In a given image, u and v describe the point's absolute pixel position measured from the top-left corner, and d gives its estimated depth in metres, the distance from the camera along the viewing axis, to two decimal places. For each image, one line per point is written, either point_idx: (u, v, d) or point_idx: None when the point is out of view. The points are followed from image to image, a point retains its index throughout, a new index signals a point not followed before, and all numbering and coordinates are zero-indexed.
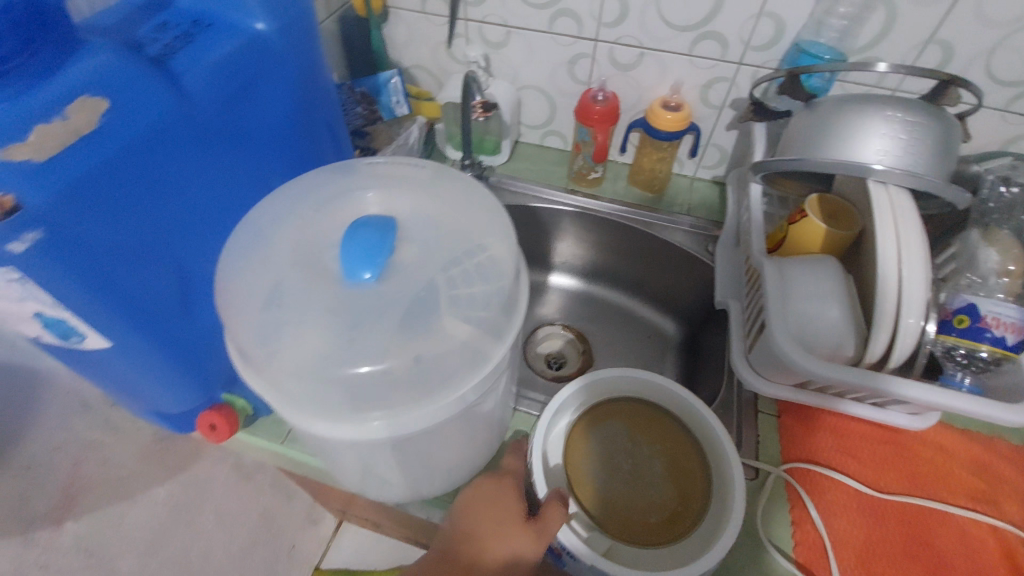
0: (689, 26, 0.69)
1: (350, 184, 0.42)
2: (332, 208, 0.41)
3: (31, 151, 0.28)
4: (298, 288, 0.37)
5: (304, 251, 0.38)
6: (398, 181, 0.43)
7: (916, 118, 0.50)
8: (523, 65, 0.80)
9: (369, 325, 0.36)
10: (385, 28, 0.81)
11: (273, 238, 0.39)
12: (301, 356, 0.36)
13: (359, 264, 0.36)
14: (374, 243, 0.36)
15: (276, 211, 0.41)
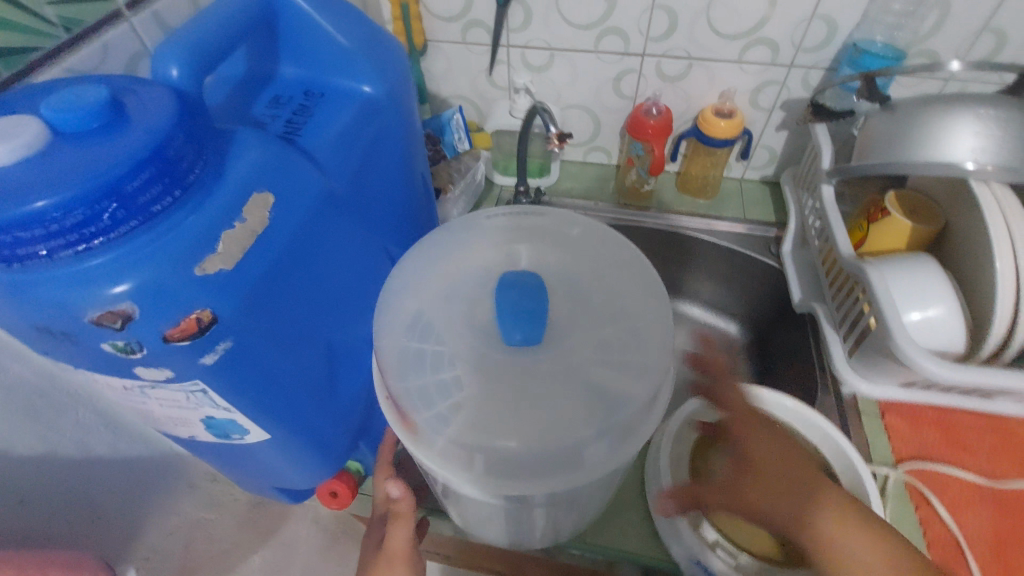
0: (739, 33, 0.69)
1: (471, 247, 0.43)
2: (457, 270, 0.42)
3: (221, 262, 0.28)
4: (459, 350, 0.38)
5: (451, 314, 0.39)
6: (521, 242, 0.44)
7: (1005, 111, 0.50)
8: (566, 86, 0.79)
9: (530, 381, 0.37)
10: (424, 61, 0.80)
11: (415, 306, 0.40)
12: (461, 417, 0.35)
13: (513, 325, 0.37)
14: (526, 303, 0.37)
15: (416, 281, 0.41)
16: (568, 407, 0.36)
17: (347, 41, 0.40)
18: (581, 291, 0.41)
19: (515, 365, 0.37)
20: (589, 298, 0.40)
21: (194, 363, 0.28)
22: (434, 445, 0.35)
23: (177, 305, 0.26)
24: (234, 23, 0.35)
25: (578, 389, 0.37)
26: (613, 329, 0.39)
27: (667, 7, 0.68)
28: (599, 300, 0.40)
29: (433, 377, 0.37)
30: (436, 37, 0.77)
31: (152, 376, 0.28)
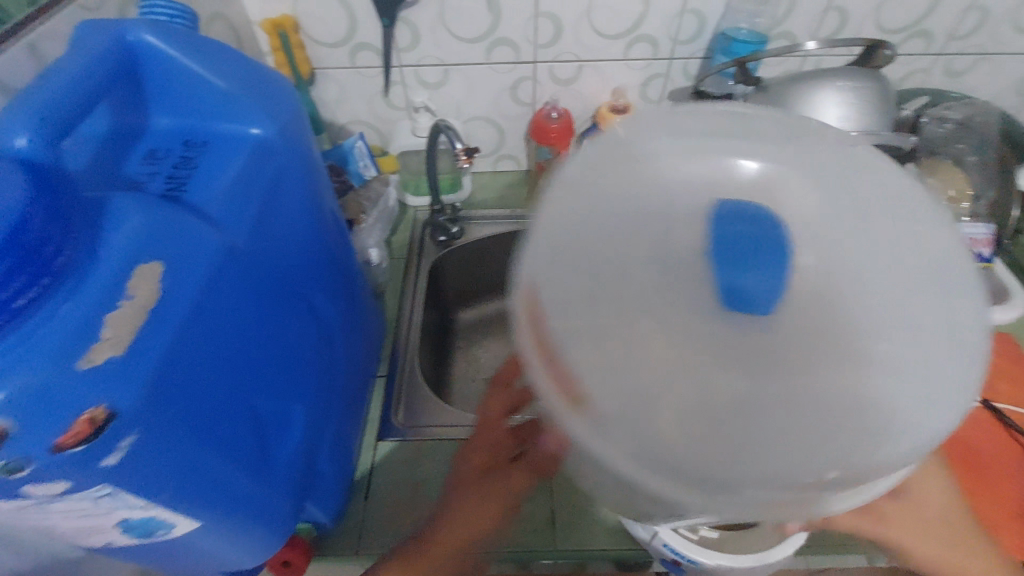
0: (621, 33, 0.72)
1: (659, 155, 0.26)
2: (624, 194, 0.26)
3: (109, 347, 0.25)
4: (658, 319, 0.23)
5: (628, 256, 0.24)
6: (761, 137, 0.27)
7: (857, 83, 0.56)
8: (465, 99, 0.80)
9: (797, 364, 0.22)
10: (315, 90, 0.77)
11: (586, 241, 0.25)
12: (627, 414, 0.22)
13: (750, 271, 0.23)
14: (764, 244, 0.23)
15: (575, 206, 0.26)
16: (850, 428, 0.22)
17: (226, 83, 0.37)
18: (863, 237, 0.24)
19: (736, 349, 0.22)
20: (878, 245, 0.23)
21: (93, 468, 0.25)
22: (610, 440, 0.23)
23: (67, 404, 0.23)
24: (89, 79, 0.31)
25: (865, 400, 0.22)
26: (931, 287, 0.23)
27: (550, 14, 0.70)
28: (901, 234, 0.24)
29: (609, 356, 0.22)
30: (323, 64, 0.74)
31: (43, 493, 0.25)
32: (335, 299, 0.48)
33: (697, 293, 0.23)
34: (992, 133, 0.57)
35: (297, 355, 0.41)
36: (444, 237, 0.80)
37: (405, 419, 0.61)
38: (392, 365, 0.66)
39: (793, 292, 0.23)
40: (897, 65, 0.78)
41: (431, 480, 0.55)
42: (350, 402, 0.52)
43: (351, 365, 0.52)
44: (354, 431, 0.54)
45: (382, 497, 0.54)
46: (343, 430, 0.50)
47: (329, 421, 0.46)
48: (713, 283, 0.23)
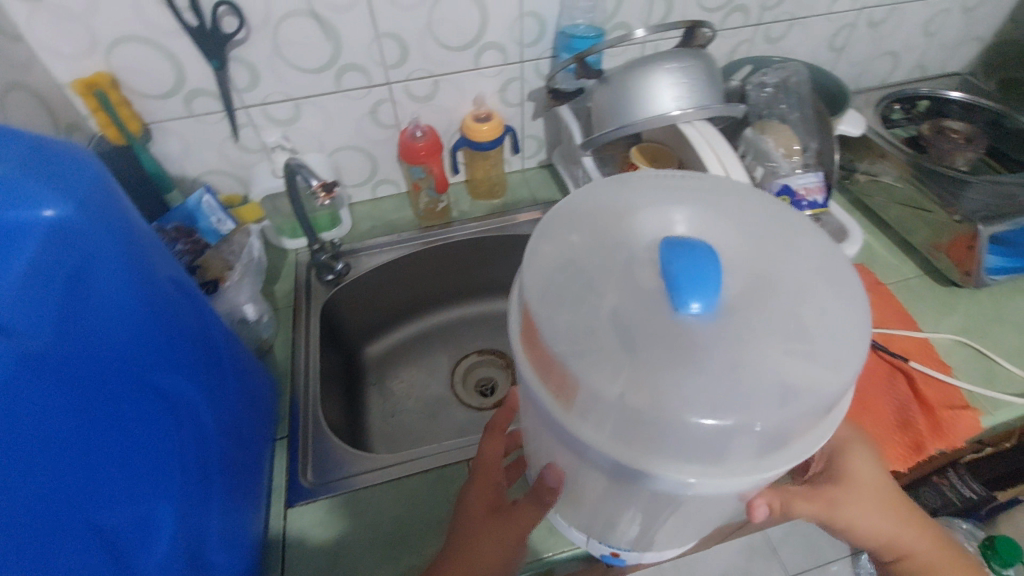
0: (467, 44, 0.73)
1: (616, 211, 0.36)
2: (585, 251, 0.34)
3: None
4: (612, 336, 0.31)
5: (592, 293, 0.33)
6: (681, 200, 0.36)
7: (685, 62, 0.60)
8: (324, 131, 0.77)
9: (717, 356, 0.30)
10: (154, 146, 0.71)
11: (559, 288, 0.33)
12: (604, 391, 0.31)
13: (691, 293, 0.31)
14: (700, 267, 0.31)
15: (557, 251, 0.35)
16: (762, 375, 0.30)
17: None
18: (751, 252, 0.34)
19: (668, 347, 0.31)
20: (760, 258, 0.34)
21: None
22: (591, 413, 0.32)
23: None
24: None
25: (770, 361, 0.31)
26: (808, 293, 0.33)
27: (392, 34, 0.69)
28: (771, 258, 0.34)
29: (584, 360, 0.31)
30: (156, 117, 0.68)
31: None
32: (190, 370, 0.45)
33: (645, 312, 0.32)
34: (807, 91, 0.62)
35: (144, 446, 0.37)
36: (330, 276, 0.76)
37: (314, 478, 0.58)
38: (292, 425, 0.62)
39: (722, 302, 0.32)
40: (726, 39, 0.85)
41: (373, 531, 0.53)
42: (233, 474, 0.48)
43: (227, 433, 0.49)
44: (248, 501, 0.50)
45: (299, 566, 0.51)
46: (230, 506, 0.47)
47: (206, 504, 0.43)
48: (668, 303, 0.31)
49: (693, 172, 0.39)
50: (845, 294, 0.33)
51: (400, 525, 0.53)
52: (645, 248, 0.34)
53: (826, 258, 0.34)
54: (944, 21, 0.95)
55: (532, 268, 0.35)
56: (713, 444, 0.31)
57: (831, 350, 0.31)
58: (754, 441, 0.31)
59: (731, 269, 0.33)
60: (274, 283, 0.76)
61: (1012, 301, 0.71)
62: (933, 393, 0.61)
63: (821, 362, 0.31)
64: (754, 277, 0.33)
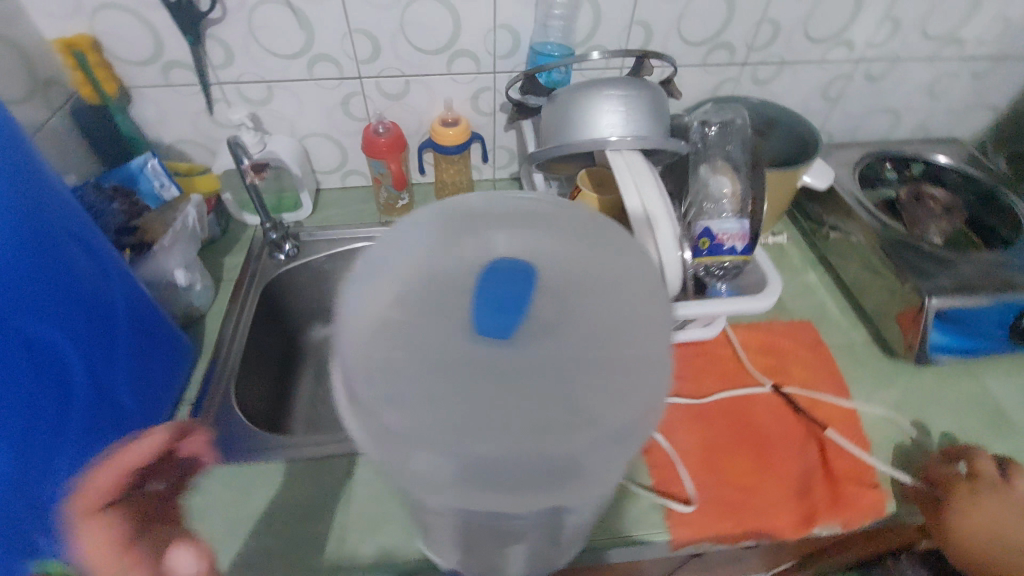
0: (440, 48, 0.74)
1: (453, 233, 0.38)
2: (416, 269, 0.36)
3: None
4: (423, 354, 0.33)
5: (413, 309, 0.35)
6: (517, 224, 0.38)
7: (629, 92, 0.59)
8: (296, 116, 0.79)
9: (516, 383, 0.32)
10: (132, 109, 0.75)
11: (380, 309, 0.35)
12: (417, 415, 0.32)
13: (494, 317, 0.33)
14: (503, 293, 0.33)
15: (391, 271, 0.37)
16: (552, 405, 0.32)
17: None
18: (567, 283, 0.36)
19: (469, 366, 0.33)
20: (575, 292, 0.35)
21: None
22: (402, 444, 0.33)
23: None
24: None
25: (564, 394, 0.32)
26: (608, 324, 0.35)
27: (364, 31, 0.71)
28: (590, 292, 0.36)
29: (395, 379, 0.33)
30: (134, 82, 0.72)
31: None
32: (75, 328, 0.46)
33: (453, 330, 0.34)
34: (750, 135, 0.61)
35: None
36: (280, 256, 0.79)
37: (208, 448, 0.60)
38: (202, 392, 0.64)
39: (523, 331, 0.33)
40: (710, 74, 0.83)
41: (245, 507, 0.55)
42: (110, 435, 0.50)
43: (110, 396, 0.50)
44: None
45: None
46: (97, 455, 0.48)
47: (59, 446, 0.44)
48: (473, 324, 0.33)
49: (535, 193, 0.42)
50: (652, 324, 0.35)
51: (269, 508, 0.55)
52: (470, 269, 0.36)
53: (648, 292, 0.36)
54: (950, 84, 0.91)
55: (356, 306, 0.36)
56: (524, 468, 0.32)
57: (632, 382, 0.33)
58: (551, 469, 0.33)
59: (545, 299, 0.35)
60: (226, 255, 0.79)
61: (954, 383, 0.69)
62: (841, 469, 0.59)
63: (615, 392, 0.33)
64: (572, 319, 0.34)
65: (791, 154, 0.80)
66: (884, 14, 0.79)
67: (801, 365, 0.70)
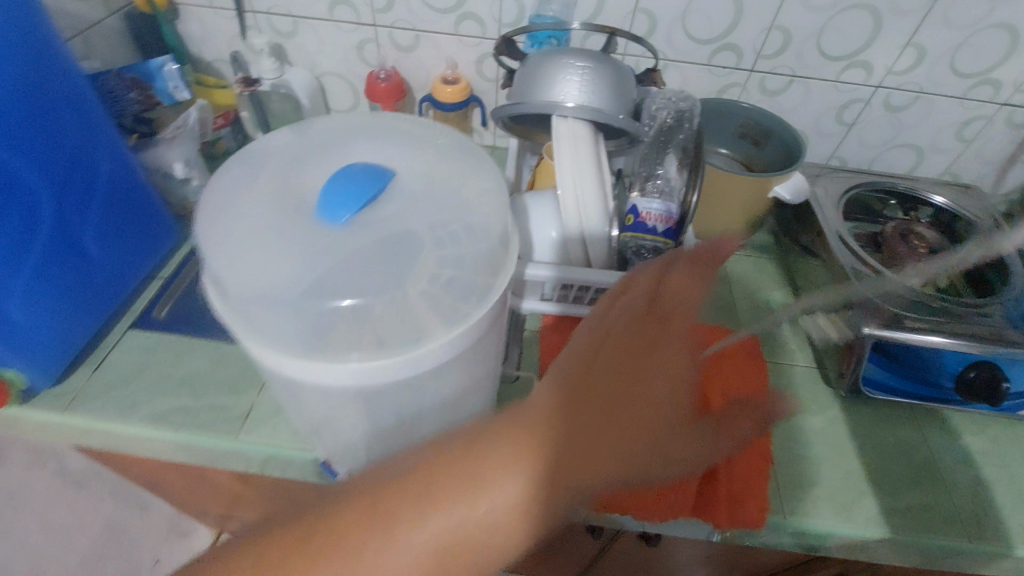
0: (449, 8, 0.79)
1: (342, 140, 0.43)
2: (299, 161, 0.41)
3: None
4: (280, 227, 0.37)
5: (283, 190, 0.39)
6: (397, 140, 0.43)
7: (592, 63, 0.62)
8: (317, 53, 0.87)
9: (351, 263, 0.36)
10: (178, 23, 0.84)
11: (256, 185, 0.39)
12: (270, 280, 0.36)
13: (340, 203, 0.37)
14: (356, 186, 0.37)
15: (277, 160, 0.41)
16: (379, 290, 0.36)
17: None
18: (421, 195, 0.40)
19: (316, 240, 0.37)
20: (427, 203, 0.39)
21: None
22: (246, 302, 0.37)
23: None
24: None
25: (390, 284, 0.37)
26: (448, 234, 0.39)
27: None
28: (440, 205, 0.40)
29: (251, 242, 0.37)
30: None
31: None
32: (54, 178, 0.53)
33: (308, 212, 0.38)
34: (699, 127, 0.62)
35: None
36: None
37: (166, 316, 0.67)
38: (174, 273, 0.72)
39: (368, 222, 0.37)
40: (715, 75, 0.83)
41: (175, 371, 0.62)
42: (74, 279, 0.58)
43: (78, 247, 0.57)
44: (85, 311, 0.60)
45: (110, 371, 0.61)
46: (59, 292, 0.56)
47: (20, 269, 0.51)
48: (320, 211, 0.37)
49: (429, 121, 0.46)
50: (487, 245, 0.40)
51: (194, 375, 0.61)
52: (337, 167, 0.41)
53: (497, 216, 0.41)
54: (982, 129, 0.86)
55: (225, 199, 0.39)
56: (360, 337, 0.37)
57: (460, 278, 0.38)
58: (370, 347, 0.37)
59: (397, 201, 0.39)
60: None
61: (889, 424, 0.66)
62: (730, 474, 0.58)
63: (439, 291, 0.38)
64: (413, 223, 0.38)
65: (779, 165, 0.79)
66: (907, 40, 0.76)
67: (734, 372, 0.67)
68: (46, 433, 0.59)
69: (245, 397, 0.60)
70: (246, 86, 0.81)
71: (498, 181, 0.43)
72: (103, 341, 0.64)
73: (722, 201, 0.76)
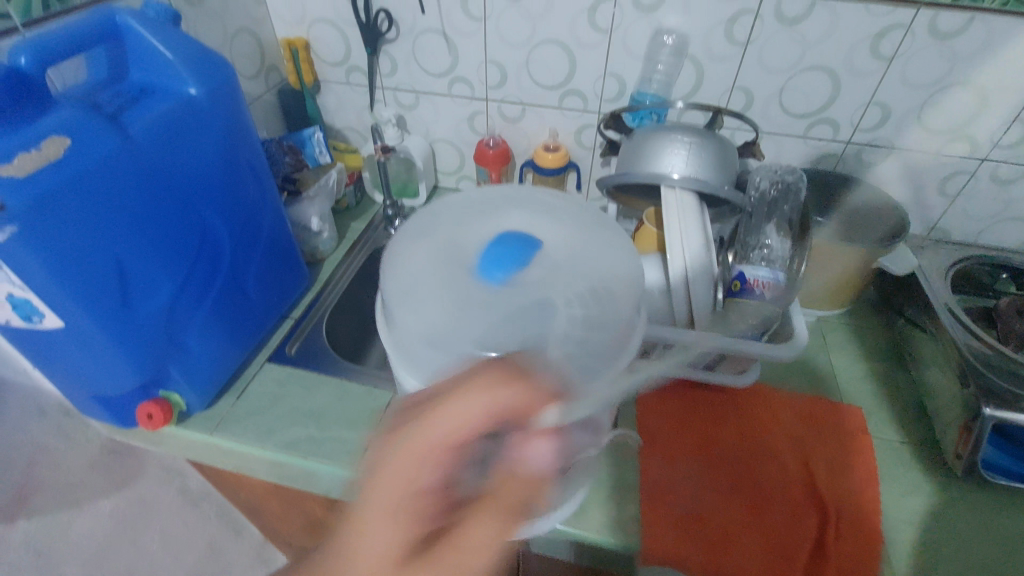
0: (556, 85, 0.87)
1: (489, 208, 0.49)
2: (451, 226, 0.47)
3: (15, 170, 0.42)
4: (437, 282, 0.43)
5: (440, 251, 0.45)
6: (537, 210, 0.49)
7: (697, 140, 0.66)
8: (432, 123, 0.97)
9: (499, 320, 0.41)
10: (319, 97, 0.98)
11: (417, 245, 0.46)
12: (426, 324, 0.42)
13: (494, 268, 0.42)
14: (510, 253, 0.43)
15: (433, 224, 0.48)
16: (524, 347, 0.41)
17: (174, 56, 0.55)
18: (558, 262, 0.44)
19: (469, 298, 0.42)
20: (564, 271, 0.44)
21: None
22: (405, 341, 0.43)
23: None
24: (81, 36, 0.51)
25: (529, 340, 0.41)
26: (584, 298, 0.43)
27: (497, 62, 0.87)
28: (575, 275, 0.44)
29: (413, 292, 0.43)
30: (326, 77, 0.95)
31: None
32: (235, 230, 0.63)
33: (461, 271, 0.44)
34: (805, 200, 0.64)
35: (168, 249, 0.54)
36: (392, 229, 0.96)
37: (295, 352, 0.75)
38: (304, 313, 0.80)
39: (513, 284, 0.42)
40: (811, 147, 0.85)
41: (303, 402, 0.68)
42: (236, 316, 0.66)
43: (242, 288, 0.66)
44: (239, 344, 0.68)
45: (251, 399, 0.68)
46: (224, 326, 0.65)
47: (201, 307, 0.60)
48: (477, 275, 0.43)
49: (565, 193, 0.51)
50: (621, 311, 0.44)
51: (319, 408, 0.68)
52: (486, 232, 0.47)
53: (627, 283, 0.45)
54: None
55: (394, 253, 0.46)
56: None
57: (595, 343, 0.42)
58: None
59: (539, 266, 0.44)
60: (353, 219, 0.97)
61: (1012, 515, 0.61)
62: (839, 552, 0.56)
63: (573, 349, 0.41)
64: (553, 292, 0.43)
65: (881, 235, 0.78)
66: (1015, 115, 0.76)
67: (838, 451, 0.65)
68: (192, 449, 0.67)
69: (364, 432, 0.65)
70: (384, 152, 0.90)
71: (628, 249, 0.47)
72: (245, 371, 0.72)
73: (820, 269, 0.77)
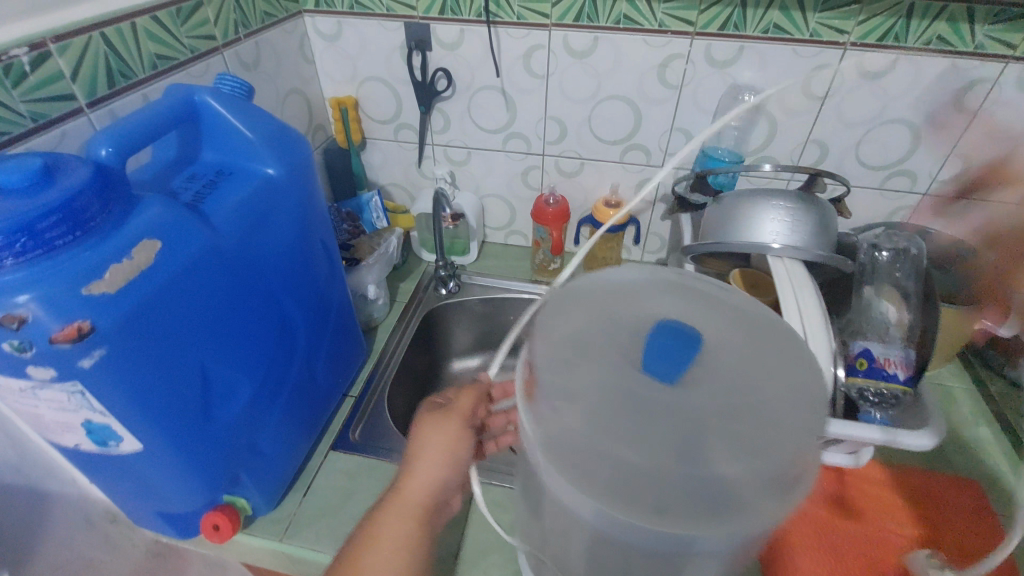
0: (618, 140, 0.84)
1: (629, 297, 0.45)
2: (591, 316, 0.44)
3: (105, 286, 0.36)
4: (587, 377, 0.40)
5: (586, 340, 0.42)
6: (683, 298, 0.45)
7: (798, 204, 0.62)
8: (484, 178, 0.93)
9: (663, 427, 0.37)
10: (364, 155, 0.94)
11: (559, 334, 0.42)
12: (573, 425, 0.38)
13: (661, 366, 0.38)
14: (676, 350, 0.38)
15: (572, 314, 0.44)
16: (694, 456, 0.36)
17: (254, 135, 0.51)
18: (721, 361, 0.40)
19: (625, 402, 0.38)
20: (731, 369, 0.39)
21: (74, 364, 0.35)
22: (551, 437, 0.39)
23: (13, 299, 0.33)
24: (161, 118, 0.46)
25: (701, 448, 0.36)
26: (756, 402, 0.38)
27: (557, 118, 0.83)
28: (743, 374, 0.39)
29: (561, 383, 0.40)
30: (373, 135, 0.91)
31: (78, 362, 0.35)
32: (307, 312, 0.58)
33: (611, 366, 0.40)
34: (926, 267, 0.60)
35: (246, 344, 0.49)
36: (443, 290, 0.90)
37: (360, 437, 0.69)
38: (363, 392, 0.74)
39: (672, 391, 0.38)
40: (886, 199, 0.83)
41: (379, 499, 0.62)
42: (305, 402, 0.61)
43: (310, 373, 0.61)
44: (304, 434, 0.62)
45: (320, 497, 0.62)
46: (292, 417, 0.59)
47: (274, 401, 0.55)
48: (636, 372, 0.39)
49: (703, 275, 0.48)
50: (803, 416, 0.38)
51: None
52: (631, 323, 0.42)
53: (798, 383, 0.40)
54: None
55: (535, 337, 0.43)
56: (645, 494, 0.37)
57: (762, 451, 0.36)
58: (676, 506, 0.36)
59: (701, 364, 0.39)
60: (402, 281, 0.92)
61: None
62: None
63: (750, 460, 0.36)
64: (720, 395, 0.38)
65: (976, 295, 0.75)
66: None
67: (970, 539, 0.59)
68: (256, 556, 0.60)
69: (451, 532, 0.59)
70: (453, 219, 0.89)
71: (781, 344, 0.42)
72: (310, 461, 0.66)
73: None
